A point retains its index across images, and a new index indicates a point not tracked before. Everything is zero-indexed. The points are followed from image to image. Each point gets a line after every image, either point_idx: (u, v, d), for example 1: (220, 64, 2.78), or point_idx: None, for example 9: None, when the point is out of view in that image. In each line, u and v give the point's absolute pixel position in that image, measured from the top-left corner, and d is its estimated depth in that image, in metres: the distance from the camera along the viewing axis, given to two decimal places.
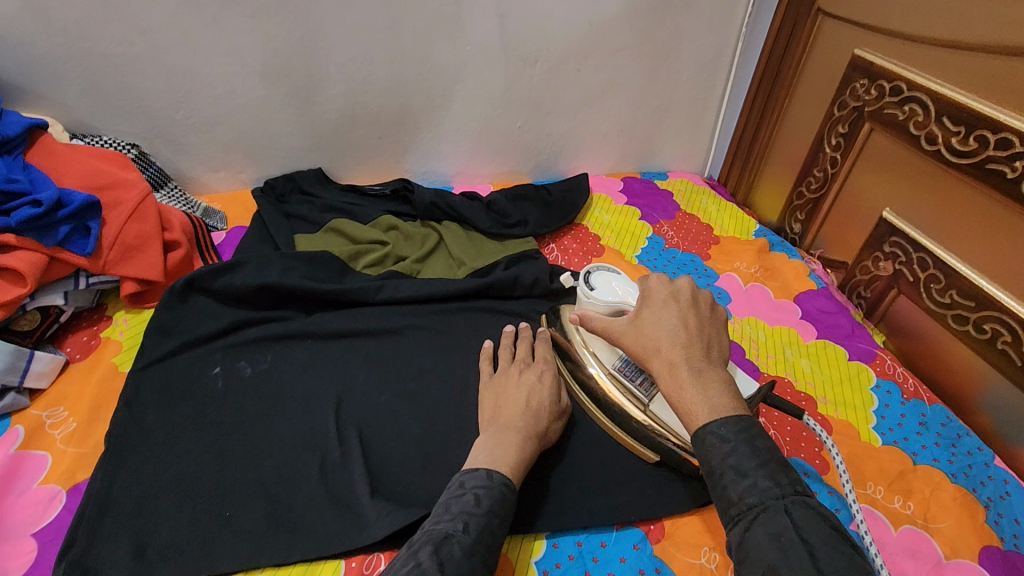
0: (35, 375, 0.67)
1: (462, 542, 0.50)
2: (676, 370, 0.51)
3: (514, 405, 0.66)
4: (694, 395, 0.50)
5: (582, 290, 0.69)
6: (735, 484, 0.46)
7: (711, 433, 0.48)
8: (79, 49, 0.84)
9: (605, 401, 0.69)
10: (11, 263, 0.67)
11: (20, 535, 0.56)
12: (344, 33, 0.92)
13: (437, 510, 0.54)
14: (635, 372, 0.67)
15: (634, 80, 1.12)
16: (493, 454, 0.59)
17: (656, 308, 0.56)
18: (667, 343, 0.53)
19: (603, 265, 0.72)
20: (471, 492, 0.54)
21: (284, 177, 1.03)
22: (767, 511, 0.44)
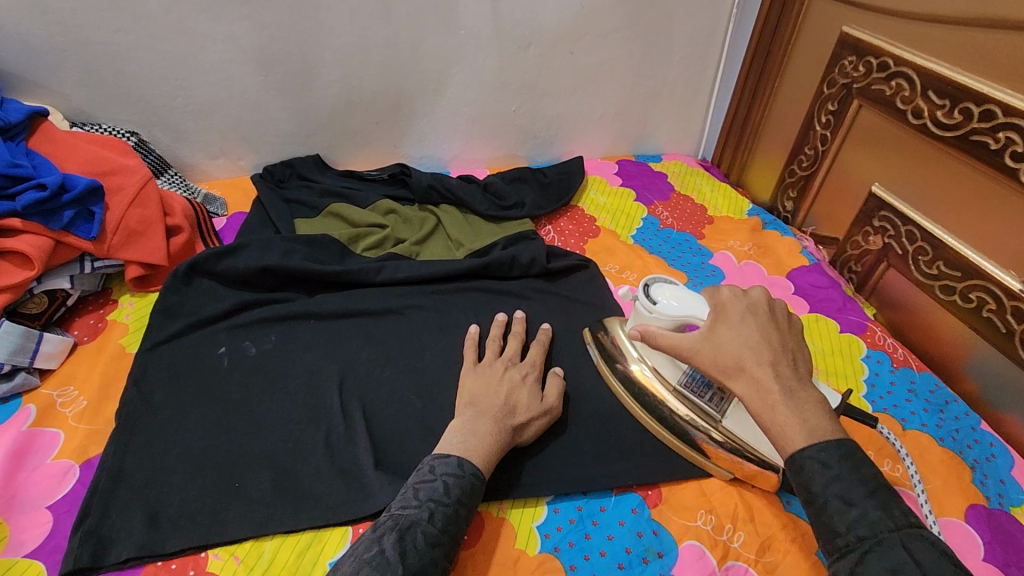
0: (45, 356, 0.69)
1: (427, 531, 0.52)
2: (767, 389, 0.52)
3: (496, 398, 0.65)
4: (787, 409, 0.51)
5: (643, 305, 0.66)
6: (842, 513, 0.47)
7: (812, 459, 0.49)
8: (77, 36, 0.85)
9: (667, 418, 0.68)
10: (19, 247, 0.68)
11: (35, 507, 0.58)
12: (339, 19, 0.93)
13: (406, 493, 0.56)
14: (703, 388, 0.66)
15: (626, 63, 1.13)
16: (467, 440, 0.60)
17: (734, 324, 0.57)
18: (752, 358, 0.54)
19: (661, 279, 0.68)
20: (442, 480, 0.56)
21: (282, 163, 1.05)
22: (881, 544, 0.45)
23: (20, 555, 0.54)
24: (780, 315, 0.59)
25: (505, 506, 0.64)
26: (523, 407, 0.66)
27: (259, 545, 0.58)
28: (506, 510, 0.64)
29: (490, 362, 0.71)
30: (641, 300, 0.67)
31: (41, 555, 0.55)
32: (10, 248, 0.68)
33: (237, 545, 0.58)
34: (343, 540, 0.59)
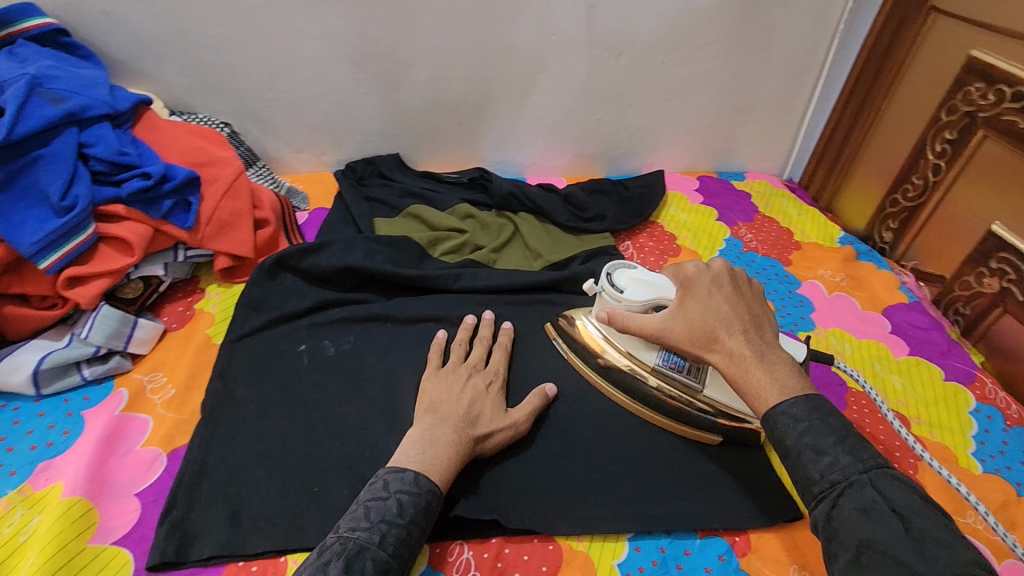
0: (138, 341, 0.70)
1: (376, 556, 0.48)
2: (739, 358, 0.54)
3: (456, 405, 0.62)
4: (761, 373, 0.53)
5: (610, 293, 0.65)
6: (814, 462, 0.49)
7: (782, 415, 0.51)
8: (182, 27, 0.86)
9: (649, 397, 0.68)
10: (121, 233, 0.69)
11: (123, 494, 0.58)
12: (433, 19, 0.91)
13: (356, 513, 0.52)
14: (679, 362, 0.66)
15: (719, 76, 1.08)
16: (424, 453, 0.57)
17: (701, 298, 0.58)
18: (724, 331, 0.56)
19: (618, 261, 0.68)
20: (394, 497, 0.52)
21: (363, 161, 1.05)
22: (851, 486, 0.47)
23: (109, 542, 0.55)
24: (741, 282, 0.60)
25: (584, 538, 0.60)
26: (486, 417, 0.63)
27: None
28: (585, 542, 0.60)
29: (451, 367, 0.68)
30: (605, 289, 0.66)
31: (128, 544, 0.55)
32: (113, 234, 0.69)
33: None
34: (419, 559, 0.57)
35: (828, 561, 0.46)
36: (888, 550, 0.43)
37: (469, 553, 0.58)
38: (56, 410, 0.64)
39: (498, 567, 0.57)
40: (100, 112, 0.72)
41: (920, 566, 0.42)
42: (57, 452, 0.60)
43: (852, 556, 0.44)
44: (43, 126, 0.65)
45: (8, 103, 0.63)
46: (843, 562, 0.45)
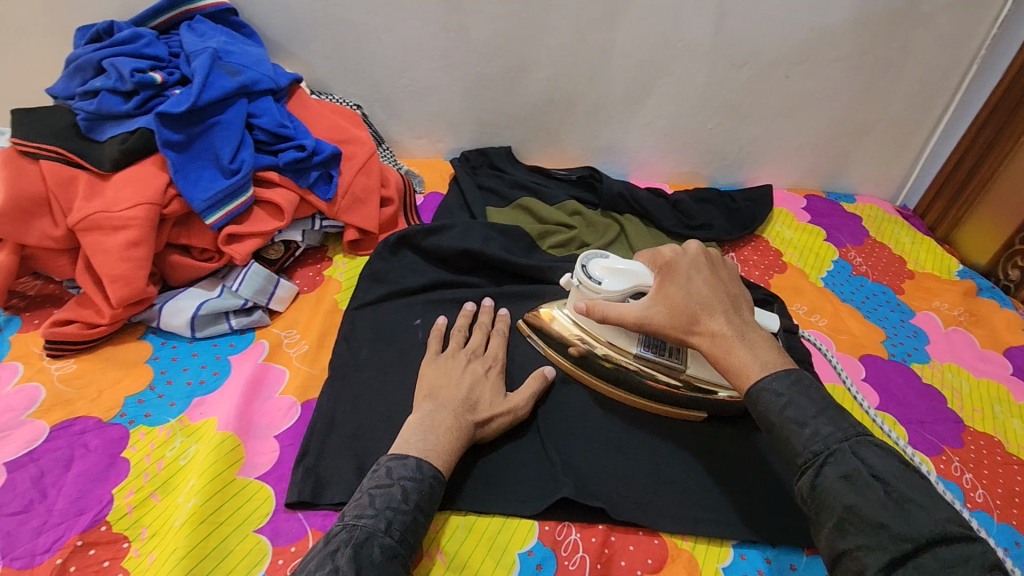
0: (278, 299, 0.76)
1: (383, 543, 0.49)
2: (724, 340, 0.57)
3: (455, 390, 0.63)
4: (744, 354, 0.56)
5: (587, 285, 0.66)
6: (797, 434, 0.50)
7: (765, 390, 0.53)
8: (332, 13, 0.92)
9: (632, 381, 0.68)
10: (275, 198, 0.76)
11: (265, 435, 0.64)
12: (563, 18, 0.93)
13: (361, 501, 0.52)
14: (658, 345, 0.67)
15: (843, 93, 1.05)
16: (426, 439, 0.57)
17: (680, 281, 0.61)
18: (706, 314, 0.59)
19: (591, 252, 0.69)
20: (399, 484, 0.53)
21: (477, 151, 1.09)
22: (834, 455, 0.48)
23: (254, 476, 0.60)
24: (716, 263, 0.64)
25: (689, 539, 0.61)
26: (486, 402, 0.63)
27: (454, 518, 0.60)
28: (689, 542, 0.60)
29: (448, 354, 0.68)
30: (582, 281, 0.66)
31: (270, 480, 0.60)
32: (268, 199, 0.76)
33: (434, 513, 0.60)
34: (530, 533, 0.59)
35: (816, 530, 0.48)
36: (870, 513, 0.45)
37: (577, 535, 0.60)
38: (207, 352, 0.71)
39: (605, 552, 0.59)
40: (266, 87, 0.78)
41: (899, 526, 0.44)
42: (208, 390, 0.67)
43: (836, 522, 0.46)
44: (221, 96, 0.72)
45: (197, 73, 0.71)
46: (828, 528, 0.47)
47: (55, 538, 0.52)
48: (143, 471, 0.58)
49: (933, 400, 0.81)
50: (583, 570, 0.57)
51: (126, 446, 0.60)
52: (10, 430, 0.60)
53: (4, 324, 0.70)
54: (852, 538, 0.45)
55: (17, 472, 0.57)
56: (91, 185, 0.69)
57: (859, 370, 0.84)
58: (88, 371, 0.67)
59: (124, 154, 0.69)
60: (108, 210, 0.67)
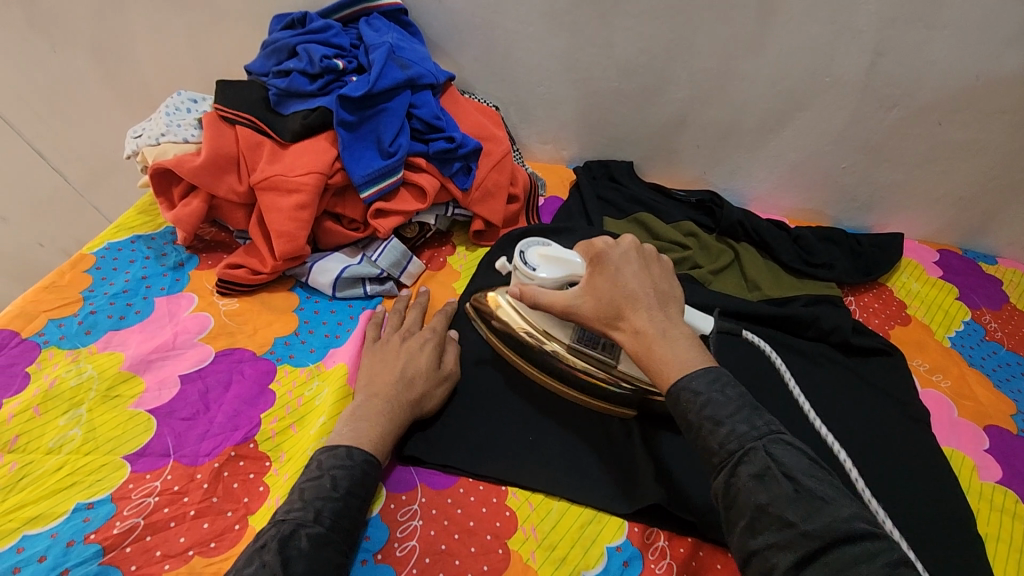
0: (408, 275, 0.84)
1: (310, 533, 0.50)
2: (643, 336, 0.58)
3: (390, 373, 0.65)
4: (661, 347, 0.57)
5: (523, 273, 0.68)
6: (713, 433, 0.50)
7: (685, 388, 0.53)
8: (490, 20, 0.99)
9: (563, 372, 0.70)
10: (419, 181, 0.83)
11: None
12: (711, 43, 0.95)
13: (289, 495, 0.53)
14: (592, 340, 0.69)
15: (1002, 147, 0.98)
16: (357, 428, 0.58)
17: (608, 274, 0.62)
18: (631, 309, 0.60)
19: (531, 240, 0.71)
20: (326, 474, 0.54)
21: (600, 162, 1.12)
22: (748, 454, 0.48)
23: None
24: (650, 259, 0.64)
25: None
26: (419, 377, 0.66)
27: (549, 501, 0.63)
28: None
29: (382, 340, 0.70)
30: (519, 267, 0.68)
31: None
32: (413, 182, 0.83)
33: (532, 493, 0.63)
34: (618, 531, 0.61)
35: (729, 529, 0.48)
36: (778, 511, 0.45)
37: (665, 543, 0.61)
38: (343, 311, 0.79)
39: (692, 565, 0.60)
40: (428, 82, 0.86)
41: (806, 524, 0.44)
42: (342, 343, 0.74)
43: (748, 521, 0.46)
44: (391, 86, 0.81)
45: (375, 63, 0.80)
46: (740, 528, 0.47)
47: (214, 445, 0.61)
48: (285, 404, 0.66)
49: None
50: None
51: (274, 380, 0.69)
52: (185, 348, 0.70)
53: (185, 260, 0.82)
54: (761, 537, 0.45)
55: (188, 385, 0.66)
56: (273, 151, 0.79)
57: (982, 440, 0.79)
58: (247, 310, 0.77)
59: (304, 127, 0.79)
60: (286, 174, 0.77)
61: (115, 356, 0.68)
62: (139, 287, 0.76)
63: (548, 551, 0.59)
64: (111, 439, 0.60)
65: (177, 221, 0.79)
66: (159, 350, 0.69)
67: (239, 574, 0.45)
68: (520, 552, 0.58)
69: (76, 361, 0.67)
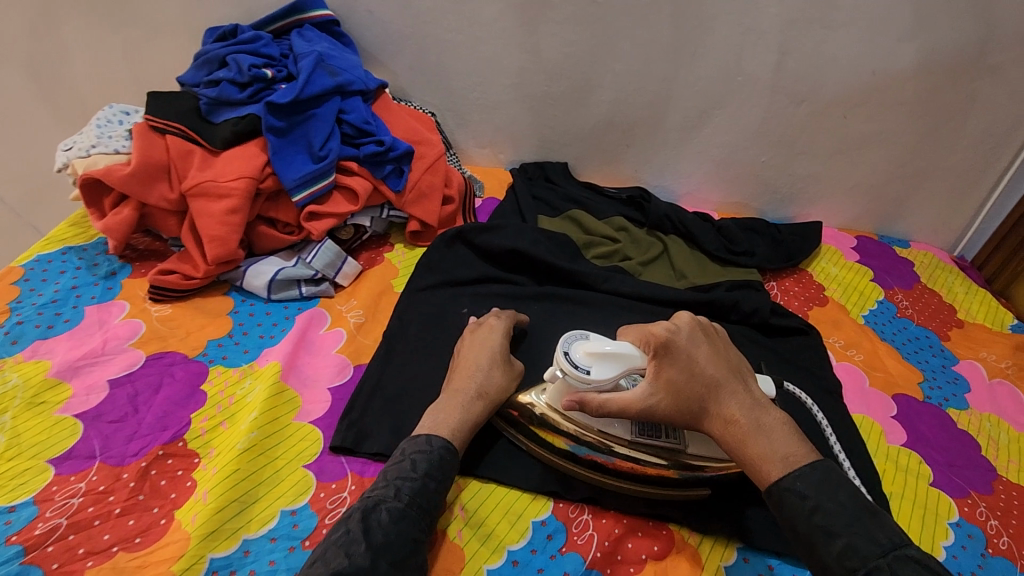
0: (344, 275, 0.86)
1: (390, 508, 0.54)
2: (734, 426, 0.58)
3: (467, 368, 0.68)
4: (756, 439, 0.57)
5: (579, 380, 0.62)
6: (826, 543, 0.50)
7: (789, 490, 0.53)
8: (421, 30, 1.03)
9: (625, 469, 0.65)
10: (351, 184, 0.86)
11: (321, 387, 0.72)
12: (630, 47, 1.00)
13: (378, 477, 0.58)
14: (652, 429, 0.65)
15: (903, 138, 1.06)
16: (436, 420, 0.63)
17: (681, 365, 0.59)
18: (715, 400, 0.59)
19: (568, 336, 0.65)
20: (409, 459, 0.58)
21: (536, 164, 1.17)
22: (870, 572, 0.47)
23: (308, 420, 0.68)
24: (710, 334, 0.63)
25: (695, 535, 0.64)
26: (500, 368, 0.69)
27: (476, 483, 0.66)
28: (695, 538, 0.64)
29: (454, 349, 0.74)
30: (569, 372, 0.62)
31: (320, 426, 0.68)
32: (346, 185, 0.86)
33: (461, 475, 0.66)
34: (543, 507, 0.64)
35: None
36: None
37: (588, 516, 0.64)
38: (278, 312, 0.81)
39: (614, 533, 0.63)
40: (358, 89, 0.89)
41: None
42: (276, 342, 0.76)
43: None
44: (320, 92, 0.84)
45: (302, 71, 0.83)
46: None
47: (142, 445, 0.62)
48: (216, 403, 0.68)
49: (965, 446, 0.80)
50: (590, 546, 0.61)
51: (205, 381, 0.70)
52: (115, 354, 0.71)
53: (118, 269, 0.82)
54: None
55: (117, 389, 0.67)
56: (204, 159, 0.81)
57: (890, 407, 0.84)
58: (180, 315, 0.77)
59: (234, 135, 0.81)
60: (216, 180, 0.78)
61: (40, 364, 0.68)
62: (68, 297, 0.77)
63: (475, 528, 0.61)
64: (36, 444, 0.61)
65: (107, 230, 0.80)
66: (87, 357, 0.69)
67: (327, 544, 0.50)
68: (447, 532, 0.61)
69: (1, 370, 0.67)
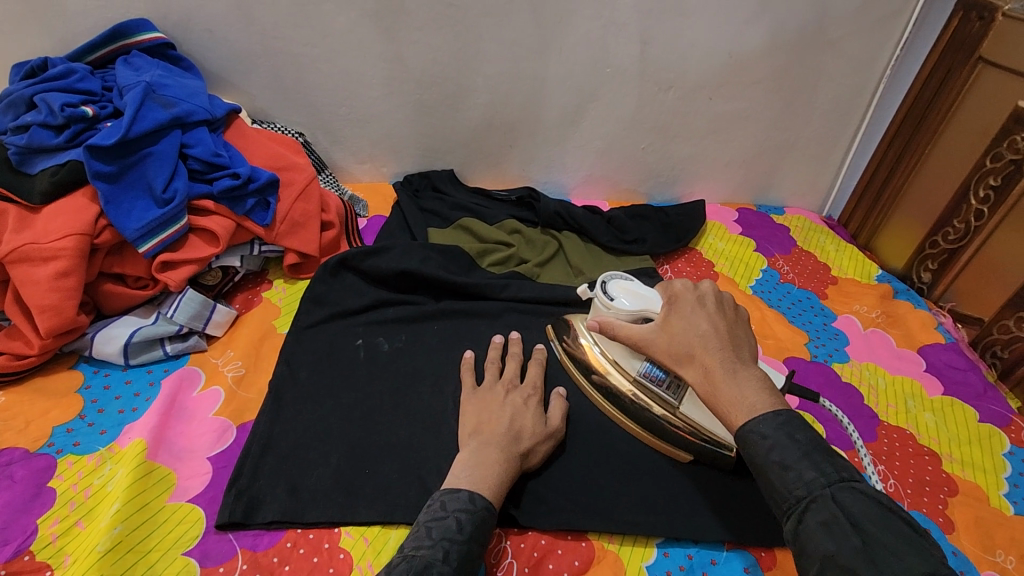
0: (215, 324, 0.77)
1: (442, 572, 0.49)
2: (709, 375, 0.55)
3: (499, 424, 0.65)
4: (731, 390, 0.53)
5: (601, 301, 0.68)
6: (780, 476, 0.47)
7: (752, 431, 0.50)
8: (272, 46, 0.95)
9: (627, 407, 0.70)
10: (209, 225, 0.78)
11: (199, 457, 0.65)
12: (496, 47, 0.98)
13: (417, 532, 0.53)
14: (661, 377, 0.67)
15: (764, 114, 1.11)
16: (474, 474, 0.59)
17: (684, 315, 0.59)
18: (702, 349, 0.56)
19: (614, 274, 0.71)
20: (453, 516, 0.54)
21: (420, 174, 1.12)
22: (815, 501, 0.45)
23: (185, 500, 0.61)
24: (728, 305, 0.61)
25: (615, 540, 0.64)
26: (529, 431, 0.66)
27: (386, 531, 0.62)
28: (615, 543, 0.64)
29: (479, 390, 0.71)
30: (598, 295, 0.69)
31: (201, 503, 0.61)
32: (203, 226, 0.78)
33: (367, 527, 0.62)
34: None
35: None
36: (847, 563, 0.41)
37: (507, 543, 0.62)
38: (141, 379, 0.72)
39: (534, 556, 0.62)
40: (201, 118, 0.81)
41: None
42: (140, 416, 0.67)
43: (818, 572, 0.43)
44: (153, 127, 0.75)
45: (128, 106, 0.74)
46: None
47: None
48: (69, 500, 0.59)
49: (851, 398, 0.86)
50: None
51: (53, 476, 0.61)
52: None
53: None
54: None
55: None
56: (22, 217, 0.70)
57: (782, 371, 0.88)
58: (17, 402, 0.67)
59: (55, 186, 0.70)
60: (37, 242, 0.67)
61: None
62: None
63: None
64: None
65: None
66: None
67: None
68: None
69: None
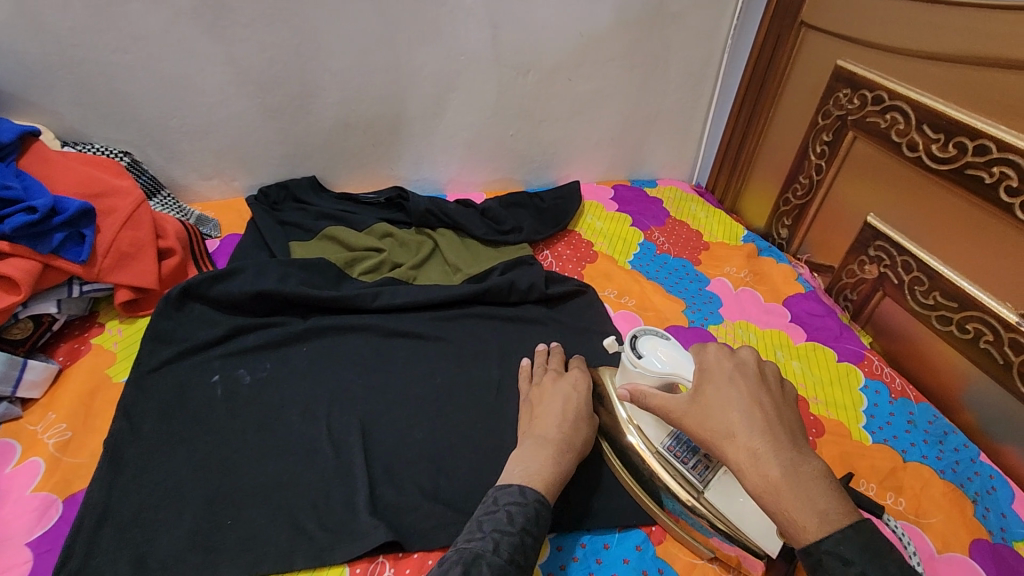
0: (28, 384, 0.67)
1: (491, 561, 0.48)
2: (761, 463, 0.45)
3: (549, 413, 0.65)
4: (792, 488, 0.44)
5: (628, 357, 0.61)
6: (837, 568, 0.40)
7: (829, 551, 0.41)
8: (71, 56, 0.83)
9: (647, 477, 0.62)
10: (6, 271, 0.66)
11: (15, 544, 0.55)
12: (338, 41, 0.92)
13: (470, 527, 0.52)
14: (688, 453, 0.60)
15: (622, 90, 1.13)
16: (527, 467, 0.58)
17: (720, 386, 0.50)
18: (742, 425, 0.47)
19: (649, 330, 0.63)
20: (505, 509, 0.53)
21: (277, 185, 1.03)
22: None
23: None
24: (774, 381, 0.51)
25: None
26: (586, 416, 0.65)
27: None
28: None
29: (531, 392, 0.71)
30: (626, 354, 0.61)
31: None
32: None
33: None
34: None
35: None
36: None
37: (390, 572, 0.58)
38: None
39: None
40: None
41: None
42: None
43: None
44: None
45: None
46: None
47: None
48: None
49: None
50: None
51: None
52: None
53: None
54: None
55: None
56: None
57: None
58: None
59: None
60: None
61: None
62: None
63: None
64: None
65: None
66: None
67: None
68: None
69: None
